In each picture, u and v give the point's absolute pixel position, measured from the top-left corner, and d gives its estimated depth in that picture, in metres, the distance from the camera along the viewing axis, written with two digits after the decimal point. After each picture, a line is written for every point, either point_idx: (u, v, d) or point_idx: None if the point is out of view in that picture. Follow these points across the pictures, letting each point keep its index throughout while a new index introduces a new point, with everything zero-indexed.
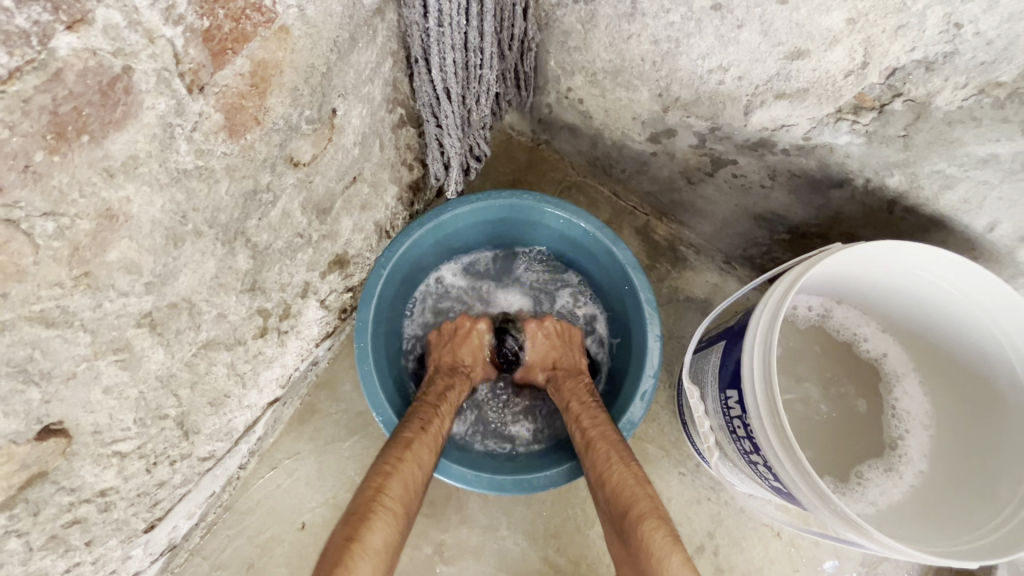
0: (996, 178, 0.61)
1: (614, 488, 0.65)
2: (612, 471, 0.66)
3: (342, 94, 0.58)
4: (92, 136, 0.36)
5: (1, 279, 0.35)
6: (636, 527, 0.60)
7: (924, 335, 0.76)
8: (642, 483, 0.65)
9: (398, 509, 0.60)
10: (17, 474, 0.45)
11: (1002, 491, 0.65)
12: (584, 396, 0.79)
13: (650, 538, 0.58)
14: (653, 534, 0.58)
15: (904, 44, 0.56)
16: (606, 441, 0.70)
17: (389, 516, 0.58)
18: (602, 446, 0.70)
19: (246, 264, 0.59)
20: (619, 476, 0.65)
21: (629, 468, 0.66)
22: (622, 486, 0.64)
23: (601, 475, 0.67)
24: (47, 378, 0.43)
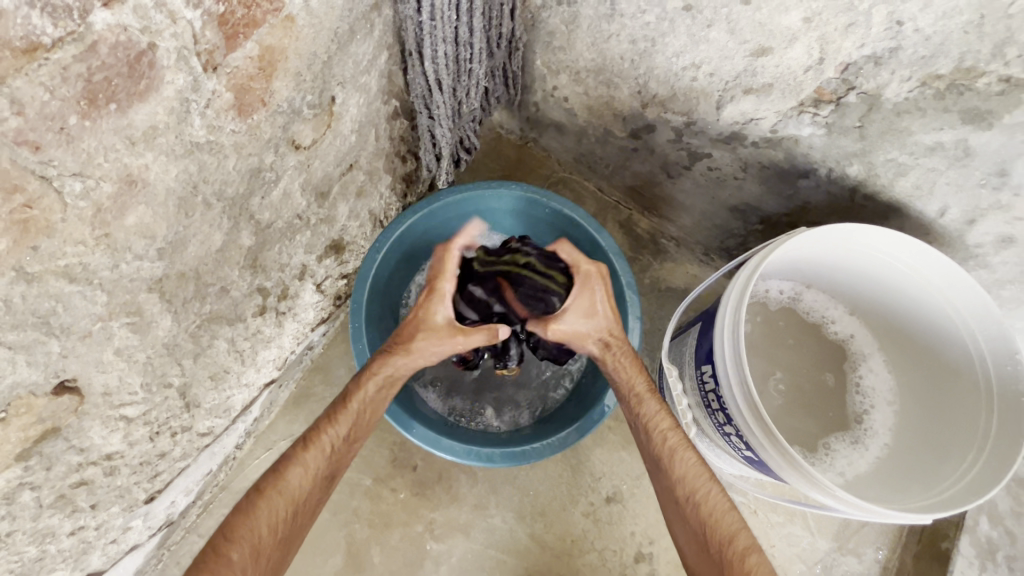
0: (943, 165, 0.67)
1: (710, 512, 0.68)
2: (705, 494, 0.68)
3: (341, 83, 0.63)
4: (118, 105, 0.40)
5: (33, 232, 0.39)
6: (740, 561, 0.64)
7: (886, 314, 0.82)
8: (732, 506, 0.68)
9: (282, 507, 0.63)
10: (34, 426, 0.48)
11: (954, 458, 0.70)
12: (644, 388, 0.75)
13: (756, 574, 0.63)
14: (757, 569, 0.63)
15: (854, 41, 0.61)
16: (691, 453, 0.71)
17: (248, 534, 0.60)
18: (688, 461, 0.70)
19: (249, 241, 0.63)
20: (713, 501, 0.68)
21: (719, 492, 0.69)
22: (718, 512, 0.67)
23: (690, 493, 0.69)
24: (66, 333, 0.46)
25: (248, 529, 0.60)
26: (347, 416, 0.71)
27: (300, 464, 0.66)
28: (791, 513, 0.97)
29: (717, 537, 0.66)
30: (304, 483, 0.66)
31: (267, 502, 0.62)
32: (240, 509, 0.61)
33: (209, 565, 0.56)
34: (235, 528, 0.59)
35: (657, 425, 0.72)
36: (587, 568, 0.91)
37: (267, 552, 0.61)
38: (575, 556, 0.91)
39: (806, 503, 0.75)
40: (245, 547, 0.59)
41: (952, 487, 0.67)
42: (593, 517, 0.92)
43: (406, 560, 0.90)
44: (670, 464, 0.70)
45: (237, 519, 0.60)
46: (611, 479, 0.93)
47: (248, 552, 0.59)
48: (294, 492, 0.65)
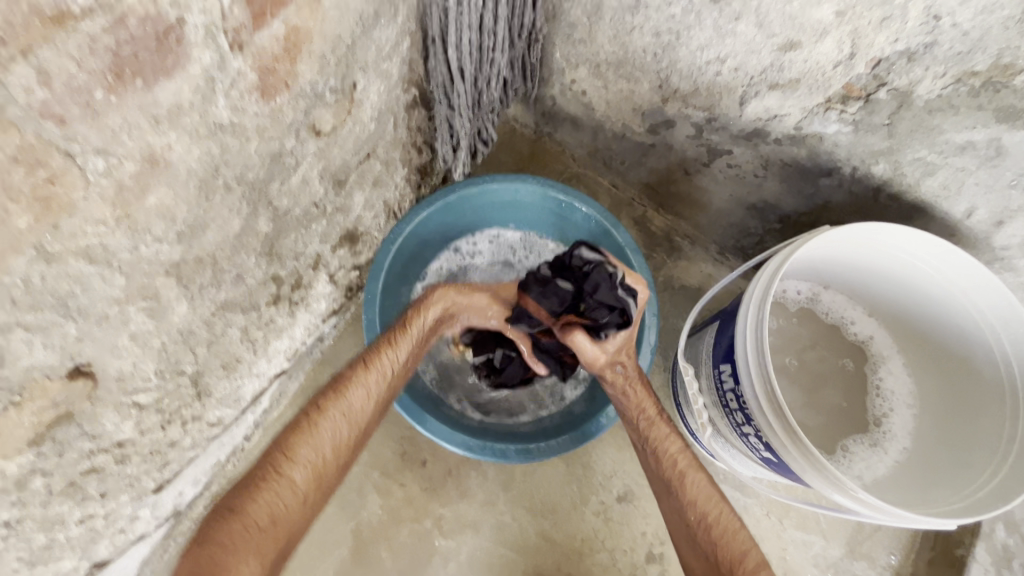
0: (973, 165, 0.66)
1: (722, 532, 0.66)
2: (717, 515, 0.67)
3: (363, 68, 0.61)
4: (145, 81, 0.39)
5: (55, 209, 0.38)
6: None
7: (909, 317, 0.80)
8: (743, 524, 0.68)
9: (342, 429, 0.65)
10: (47, 411, 0.47)
11: (978, 463, 0.69)
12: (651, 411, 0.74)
13: None
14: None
15: (888, 35, 0.60)
16: (701, 474, 0.70)
17: (310, 455, 0.61)
18: (700, 484, 0.69)
19: (267, 228, 0.62)
20: (726, 521, 0.67)
21: (730, 511, 0.68)
22: (729, 531, 0.66)
23: (701, 515, 0.68)
24: (83, 316, 0.45)
25: (308, 450, 0.61)
26: (404, 343, 0.73)
27: (357, 391, 0.67)
28: (803, 516, 0.96)
29: (727, 558, 0.65)
30: (364, 406, 0.67)
31: (328, 424, 0.64)
32: (295, 430, 0.62)
33: (264, 490, 0.57)
34: (295, 448, 0.61)
35: (665, 447, 0.71)
36: (597, 568, 0.90)
37: (324, 477, 0.62)
38: (584, 555, 0.90)
39: (820, 505, 0.74)
40: (304, 469, 0.61)
41: (977, 492, 0.66)
42: (604, 516, 0.91)
43: (415, 555, 0.89)
44: (681, 486, 0.70)
45: (296, 438, 0.62)
46: (623, 478, 0.92)
47: (305, 474, 0.61)
48: (355, 414, 0.66)
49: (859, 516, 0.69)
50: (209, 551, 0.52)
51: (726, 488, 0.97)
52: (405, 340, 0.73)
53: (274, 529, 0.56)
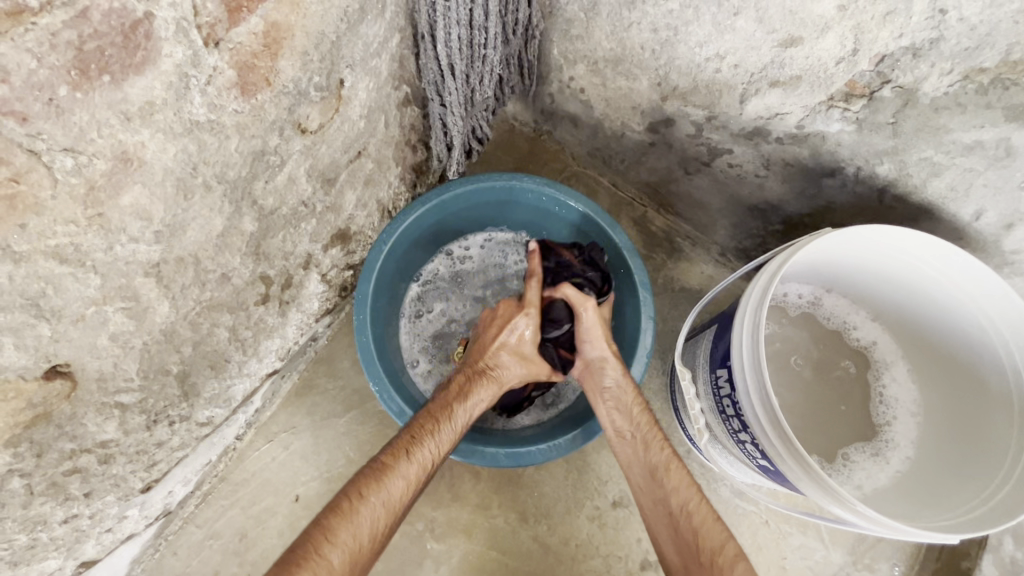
0: (982, 166, 0.63)
1: (701, 521, 0.67)
2: (697, 503, 0.68)
3: (350, 65, 0.60)
4: (112, 77, 0.38)
5: (21, 208, 0.37)
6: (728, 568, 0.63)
7: (914, 323, 0.78)
8: (720, 518, 0.68)
9: (375, 526, 0.62)
10: (24, 412, 0.47)
11: (982, 476, 0.67)
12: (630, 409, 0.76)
13: None
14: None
15: (892, 31, 0.58)
16: (682, 467, 0.72)
17: (349, 539, 0.60)
18: (682, 476, 0.71)
19: (252, 227, 0.61)
20: (704, 511, 0.68)
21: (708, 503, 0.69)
22: (709, 522, 0.67)
23: (680, 504, 0.69)
24: (57, 316, 0.44)
25: (348, 532, 0.60)
26: (445, 431, 0.72)
27: (399, 469, 0.66)
28: (803, 525, 0.93)
29: (707, 548, 0.65)
30: (402, 493, 0.66)
31: (368, 508, 0.63)
32: (337, 511, 0.61)
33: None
34: (335, 531, 0.59)
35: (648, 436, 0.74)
36: (591, 574, 0.89)
37: (361, 564, 0.60)
38: (578, 560, 0.89)
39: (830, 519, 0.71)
40: (343, 554, 0.59)
41: (980, 506, 0.64)
42: (599, 521, 0.90)
43: (407, 559, 0.88)
44: (665, 474, 0.71)
45: (336, 522, 0.60)
46: (618, 484, 0.91)
47: (350, 556, 0.59)
48: (393, 502, 0.65)
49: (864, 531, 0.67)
50: None
51: (724, 495, 0.95)
52: (449, 427, 0.73)
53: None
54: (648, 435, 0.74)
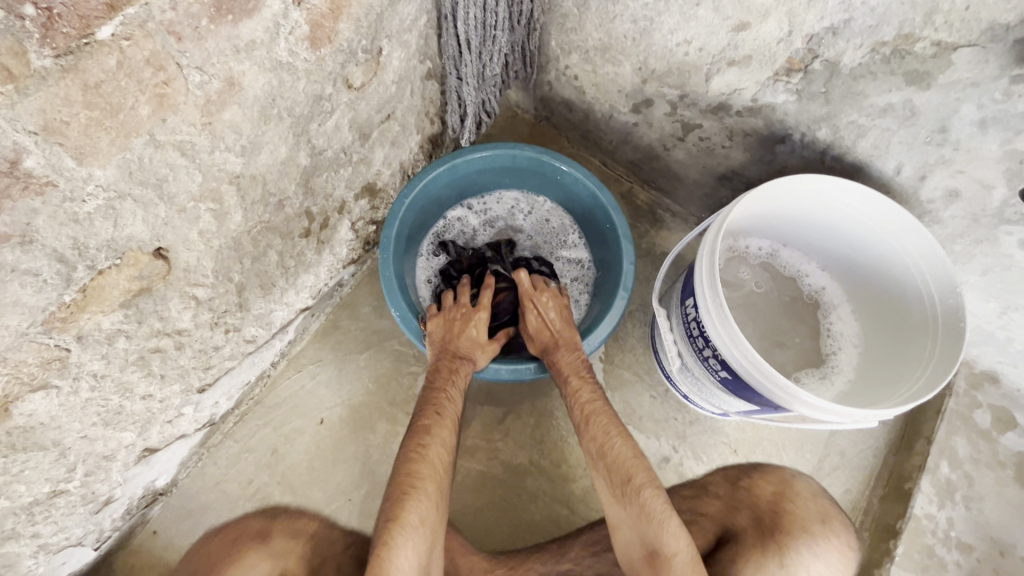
0: (895, 125, 0.78)
1: (614, 460, 0.82)
2: (615, 445, 0.83)
3: (388, 36, 0.76)
4: (233, 18, 0.52)
5: (165, 106, 0.51)
6: (637, 496, 0.78)
7: (855, 269, 0.92)
8: (637, 453, 0.82)
9: (443, 457, 0.83)
10: (135, 280, 0.60)
11: (902, 382, 0.80)
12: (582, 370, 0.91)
13: (647, 504, 0.77)
14: (651, 500, 0.77)
15: (816, 14, 0.73)
16: (606, 417, 0.86)
17: (430, 472, 0.81)
18: (605, 424, 0.85)
19: (305, 162, 0.76)
20: (622, 453, 0.82)
21: (625, 443, 0.83)
22: (625, 460, 0.81)
23: (600, 447, 0.84)
24: (170, 202, 0.58)
25: (428, 469, 0.81)
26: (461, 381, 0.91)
27: (438, 425, 0.85)
28: (767, 456, 1.06)
29: (621, 479, 0.81)
30: (449, 432, 0.86)
31: (434, 447, 0.83)
32: (412, 461, 0.81)
33: (408, 501, 0.78)
34: (416, 470, 0.81)
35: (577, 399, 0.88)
36: (579, 491, 1.01)
37: (442, 484, 0.82)
38: (568, 479, 1.02)
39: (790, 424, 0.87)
40: (429, 482, 0.80)
41: (897, 399, 0.78)
42: None
43: None
44: (587, 425, 0.86)
45: (416, 465, 0.81)
46: None
47: (435, 484, 0.81)
48: (447, 440, 0.85)
49: (827, 427, 0.80)
50: (380, 552, 0.74)
51: (698, 430, 1.08)
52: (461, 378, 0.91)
53: (428, 521, 0.79)
54: (579, 394, 0.89)
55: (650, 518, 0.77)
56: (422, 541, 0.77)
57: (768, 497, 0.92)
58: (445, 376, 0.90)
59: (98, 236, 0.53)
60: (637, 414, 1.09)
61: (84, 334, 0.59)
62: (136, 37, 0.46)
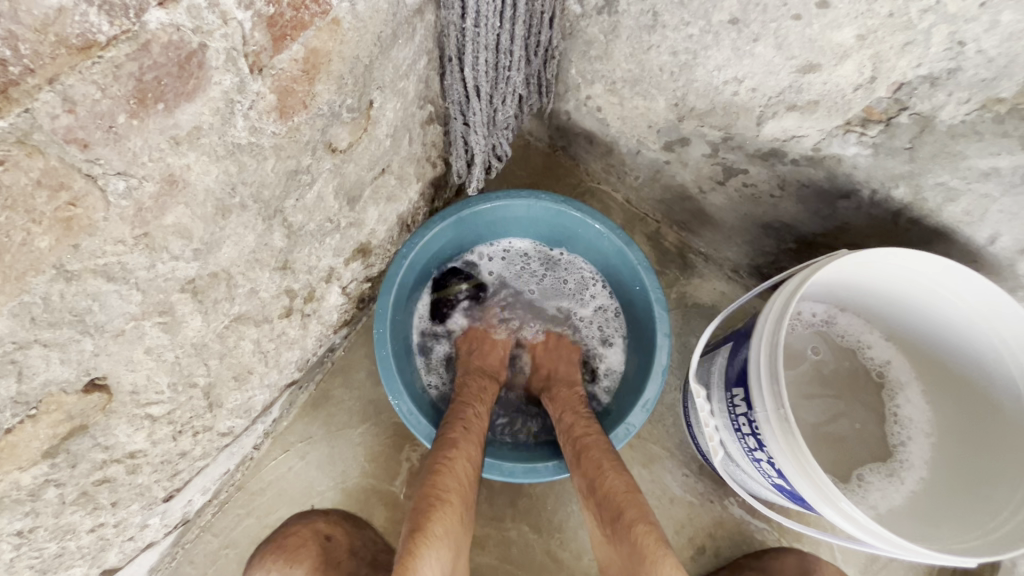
0: (997, 192, 0.65)
1: (606, 494, 0.69)
2: (605, 476, 0.70)
3: (380, 87, 0.62)
4: (166, 105, 0.39)
5: (75, 230, 0.38)
6: (628, 533, 0.64)
7: (930, 345, 0.79)
8: (633, 487, 0.69)
9: (469, 471, 0.71)
10: (62, 423, 0.48)
11: (998, 494, 0.67)
12: (577, 406, 0.82)
13: (641, 542, 0.63)
14: (645, 537, 0.63)
15: (910, 60, 0.59)
16: (598, 447, 0.74)
17: (456, 484, 0.68)
18: (598, 455, 0.73)
19: (281, 243, 0.62)
20: (612, 484, 0.69)
21: (620, 474, 0.70)
22: (616, 491, 0.69)
23: (590, 482, 0.71)
24: (100, 332, 0.45)
25: (455, 480, 0.68)
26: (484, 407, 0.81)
27: (465, 439, 0.74)
28: (815, 543, 0.94)
29: (612, 514, 0.67)
30: (473, 447, 0.73)
31: (459, 458, 0.70)
32: (437, 470, 0.68)
33: (434, 511, 0.63)
34: (441, 481, 0.67)
35: (572, 432, 0.78)
36: None
37: (469, 500, 0.69)
38: (591, 574, 0.90)
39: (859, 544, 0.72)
40: (457, 495, 0.67)
41: (1002, 524, 0.64)
42: None
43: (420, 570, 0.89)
44: (580, 458, 0.74)
45: (439, 476, 0.67)
46: None
47: (461, 499, 0.67)
48: (473, 454, 0.73)
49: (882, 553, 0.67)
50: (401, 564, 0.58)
51: (737, 511, 0.96)
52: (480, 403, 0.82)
53: (456, 538, 0.64)
54: (573, 426, 0.79)
55: (641, 558, 0.62)
56: (449, 556, 0.62)
57: (794, 564, 0.88)
58: (473, 392, 0.83)
59: None
60: (668, 494, 0.97)
61: None
62: (15, 157, 0.33)
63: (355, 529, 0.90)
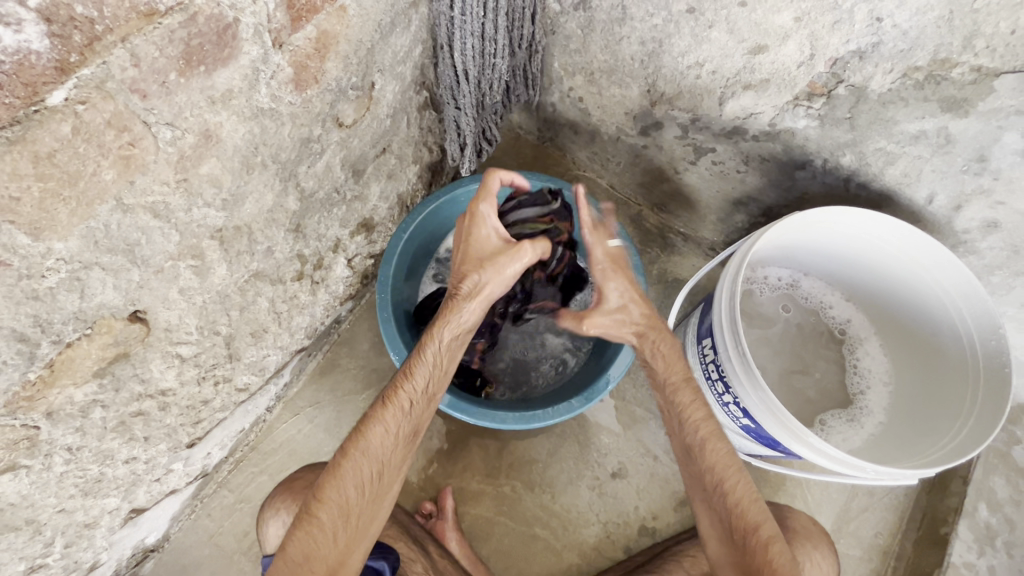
0: (927, 153, 0.73)
1: (737, 500, 0.69)
2: (735, 484, 0.70)
3: (381, 70, 0.71)
4: (206, 68, 0.48)
5: (132, 168, 0.47)
6: (762, 550, 0.66)
7: (884, 300, 0.86)
8: (758, 497, 0.70)
9: (364, 475, 0.67)
10: (110, 348, 0.55)
11: (943, 425, 0.75)
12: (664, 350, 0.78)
13: (776, 564, 0.65)
14: (779, 558, 0.66)
15: (840, 37, 0.68)
16: (721, 443, 0.72)
17: (338, 493, 0.66)
18: (721, 453, 0.72)
19: (295, 206, 0.71)
20: (741, 491, 0.70)
21: (747, 482, 0.70)
22: (745, 503, 0.69)
23: (718, 481, 0.71)
24: (145, 265, 0.54)
25: (351, 486, 0.66)
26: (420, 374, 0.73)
27: (377, 430, 0.69)
28: (791, 497, 1.00)
29: (742, 525, 0.68)
30: (383, 443, 0.69)
31: (349, 464, 0.67)
32: (330, 469, 0.67)
33: (299, 530, 0.64)
34: (325, 488, 0.66)
35: (686, 414, 0.74)
36: (591, 540, 0.95)
37: (355, 509, 0.66)
38: (579, 526, 0.96)
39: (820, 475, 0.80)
40: (333, 507, 0.65)
41: (943, 448, 0.72)
42: (598, 490, 0.97)
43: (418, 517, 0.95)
44: (701, 452, 0.72)
45: (324, 481, 0.66)
46: (616, 455, 0.98)
47: (336, 514, 0.65)
48: (376, 453, 0.68)
49: (856, 479, 0.74)
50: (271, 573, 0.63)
51: None
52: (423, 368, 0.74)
53: (325, 553, 0.64)
54: (688, 409, 0.74)
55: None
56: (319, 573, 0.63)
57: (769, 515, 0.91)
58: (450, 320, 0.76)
59: (63, 309, 0.49)
60: None
61: (55, 409, 0.54)
62: (94, 100, 0.42)
63: None
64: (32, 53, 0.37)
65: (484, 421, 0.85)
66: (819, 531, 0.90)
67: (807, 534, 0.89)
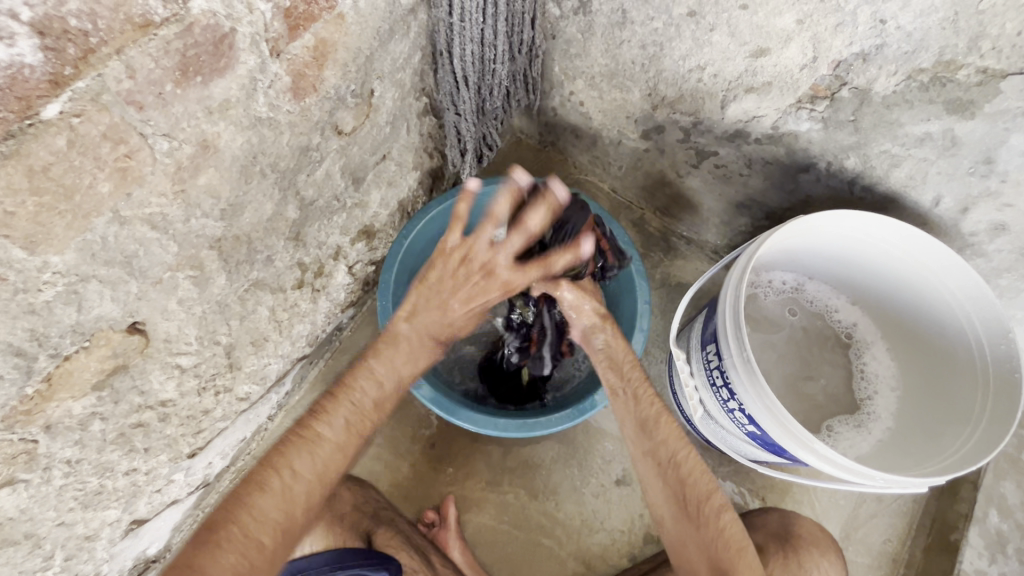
0: (933, 155, 0.72)
1: (690, 472, 0.69)
2: (686, 456, 0.70)
3: (380, 77, 0.71)
4: (203, 79, 0.48)
5: (128, 180, 0.46)
6: (716, 518, 0.67)
7: (891, 304, 0.85)
8: (708, 468, 0.71)
9: (300, 478, 0.59)
10: (109, 360, 0.55)
11: (952, 432, 0.73)
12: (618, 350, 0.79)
13: (728, 531, 0.67)
14: (731, 525, 0.67)
15: (843, 40, 0.67)
16: (670, 419, 0.73)
17: (263, 498, 0.57)
18: (673, 427, 0.72)
19: (294, 215, 0.71)
20: (693, 463, 0.70)
21: (698, 454, 0.71)
22: (698, 474, 0.69)
23: (671, 455, 0.70)
24: (143, 276, 0.54)
25: (281, 489, 0.58)
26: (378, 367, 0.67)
27: (323, 428, 0.62)
28: (799, 503, 0.99)
29: (696, 497, 0.68)
30: (329, 442, 0.62)
31: (287, 466, 0.59)
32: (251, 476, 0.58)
33: (202, 553, 0.53)
34: (247, 493, 0.57)
35: (640, 392, 0.74)
36: (597, 548, 0.94)
37: (286, 517, 0.58)
38: (584, 534, 0.95)
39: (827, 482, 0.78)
40: (254, 516, 0.56)
41: (955, 454, 0.71)
42: (603, 497, 0.96)
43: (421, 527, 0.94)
44: (655, 426, 0.72)
45: (246, 487, 0.57)
46: (620, 462, 0.97)
47: (257, 522, 0.56)
48: (320, 453, 0.61)
49: (862, 487, 0.73)
50: None
51: (723, 476, 1.01)
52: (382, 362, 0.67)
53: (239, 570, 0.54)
54: (636, 387, 0.74)
55: (729, 545, 0.66)
56: None
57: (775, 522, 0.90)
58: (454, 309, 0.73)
59: (61, 323, 0.48)
60: None
61: (54, 422, 0.54)
62: (89, 112, 0.41)
63: (361, 485, 0.90)
64: (25, 67, 0.37)
65: (484, 428, 0.85)
66: (827, 538, 0.88)
67: (815, 541, 0.88)
